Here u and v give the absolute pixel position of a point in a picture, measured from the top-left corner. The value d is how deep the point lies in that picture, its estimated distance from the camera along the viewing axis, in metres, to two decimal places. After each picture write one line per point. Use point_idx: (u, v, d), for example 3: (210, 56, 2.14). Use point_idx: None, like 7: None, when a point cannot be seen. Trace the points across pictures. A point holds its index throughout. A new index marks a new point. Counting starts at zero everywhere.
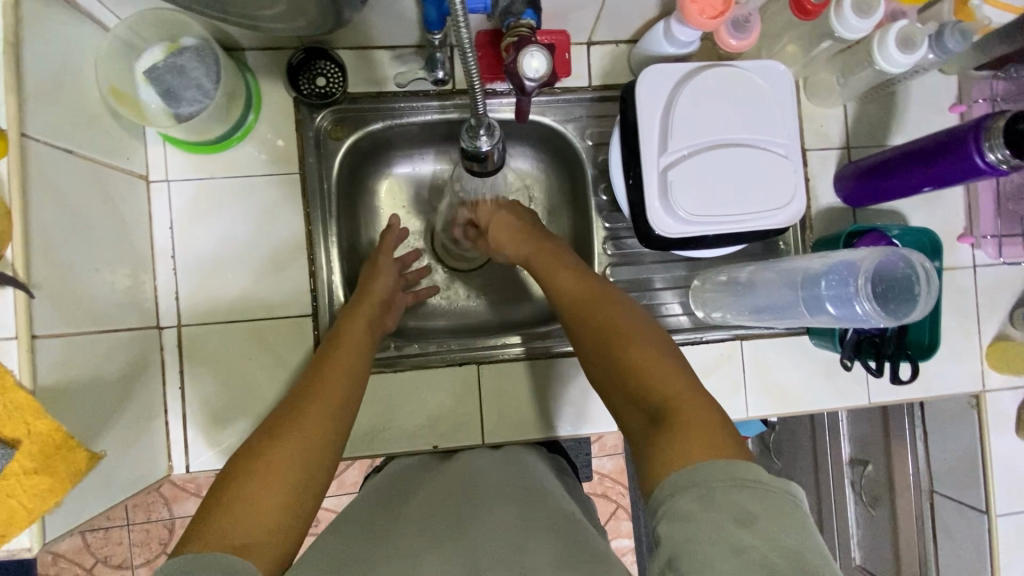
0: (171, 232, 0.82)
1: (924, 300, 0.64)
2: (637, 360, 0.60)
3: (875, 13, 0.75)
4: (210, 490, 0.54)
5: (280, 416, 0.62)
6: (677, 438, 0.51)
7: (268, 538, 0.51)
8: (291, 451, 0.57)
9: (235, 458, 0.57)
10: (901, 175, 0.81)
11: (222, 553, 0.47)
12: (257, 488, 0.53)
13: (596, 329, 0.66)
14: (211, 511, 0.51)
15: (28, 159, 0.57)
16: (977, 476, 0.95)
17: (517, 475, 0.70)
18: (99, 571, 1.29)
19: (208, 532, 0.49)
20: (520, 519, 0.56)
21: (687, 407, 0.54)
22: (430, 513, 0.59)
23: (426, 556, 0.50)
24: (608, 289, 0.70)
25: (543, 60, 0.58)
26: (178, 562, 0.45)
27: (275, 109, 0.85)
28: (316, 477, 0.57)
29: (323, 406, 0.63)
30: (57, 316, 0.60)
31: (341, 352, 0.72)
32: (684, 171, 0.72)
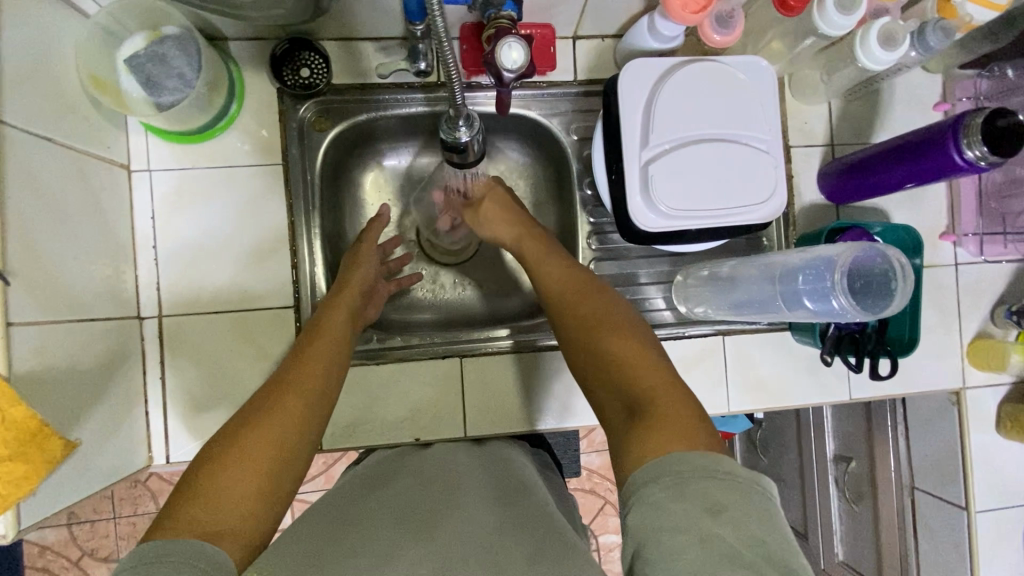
0: (153, 223, 0.82)
1: (900, 295, 0.65)
2: (623, 353, 0.62)
3: (858, 9, 0.74)
4: (181, 478, 0.54)
5: (255, 404, 0.61)
6: (656, 430, 0.52)
7: (242, 524, 0.51)
8: (267, 438, 0.57)
9: (208, 446, 0.57)
10: (882, 172, 0.81)
11: (193, 540, 0.47)
12: (232, 475, 0.53)
13: (583, 323, 0.68)
14: (183, 498, 0.51)
15: (4, 145, 0.57)
16: (957, 472, 0.95)
17: (497, 470, 0.70)
18: (85, 563, 1.29)
19: (179, 518, 0.48)
20: (497, 513, 0.56)
21: (665, 401, 0.56)
22: (404, 502, 0.59)
23: (403, 546, 0.50)
24: (596, 284, 0.72)
25: (521, 51, 0.58)
26: (146, 551, 0.45)
27: (259, 100, 0.84)
28: (292, 465, 0.58)
29: (300, 394, 0.63)
30: (33, 304, 0.60)
31: (318, 341, 0.71)
32: (665, 165, 0.72)
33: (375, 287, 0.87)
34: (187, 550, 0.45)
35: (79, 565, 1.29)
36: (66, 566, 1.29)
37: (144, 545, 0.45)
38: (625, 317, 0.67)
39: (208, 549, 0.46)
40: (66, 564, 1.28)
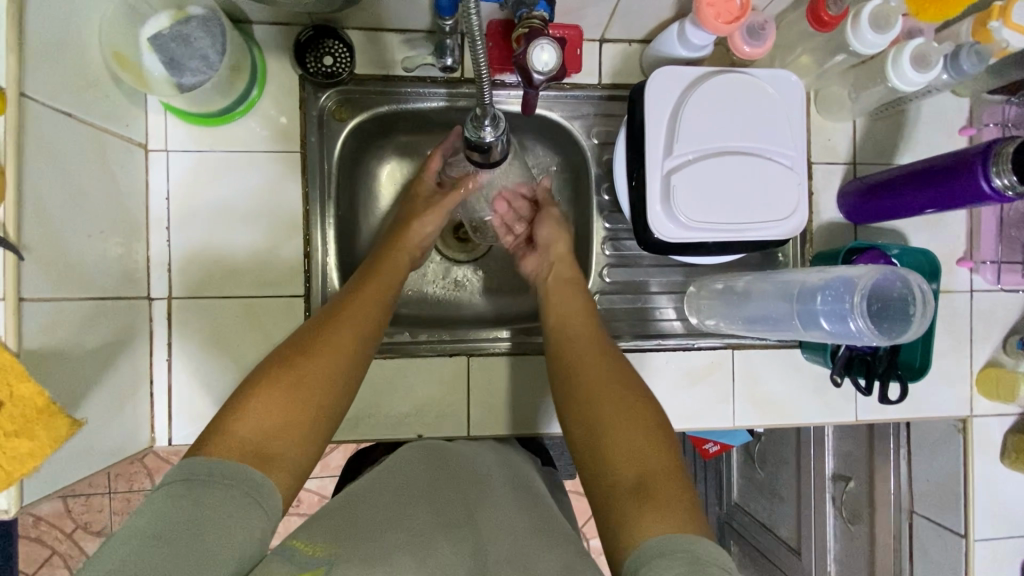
0: (167, 203, 0.82)
1: (918, 321, 0.64)
2: (634, 418, 0.61)
3: (892, 29, 0.74)
4: (238, 389, 0.58)
5: (312, 331, 0.63)
6: (661, 508, 0.53)
7: (289, 452, 0.55)
8: (322, 371, 0.59)
9: (267, 360, 0.60)
10: (908, 193, 0.80)
11: (244, 464, 0.51)
12: (287, 401, 0.56)
13: (592, 378, 0.66)
14: (241, 411, 0.55)
15: (25, 118, 0.57)
16: (958, 499, 0.95)
17: (518, 477, 0.70)
18: (78, 536, 1.29)
19: (232, 439, 0.53)
20: (522, 521, 0.57)
21: (673, 480, 0.56)
22: (436, 490, 0.59)
23: (440, 542, 0.50)
24: (606, 344, 0.72)
25: (553, 53, 0.58)
26: (197, 465, 0.49)
27: (280, 86, 0.84)
28: (342, 398, 0.61)
29: (352, 326, 0.64)
30: (45, 280, 0.59)
31: (378, 277, 0.72)
32: (689, 175, 0.71)
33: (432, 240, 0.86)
34: (233, 475, 0.50)
35: (72, 538, 1.29)
36: (59, 537, 1.29)
37: (195, 459, 0.50)
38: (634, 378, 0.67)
39: (253, 477, 0.50)
40: (59, 535, 1.29)
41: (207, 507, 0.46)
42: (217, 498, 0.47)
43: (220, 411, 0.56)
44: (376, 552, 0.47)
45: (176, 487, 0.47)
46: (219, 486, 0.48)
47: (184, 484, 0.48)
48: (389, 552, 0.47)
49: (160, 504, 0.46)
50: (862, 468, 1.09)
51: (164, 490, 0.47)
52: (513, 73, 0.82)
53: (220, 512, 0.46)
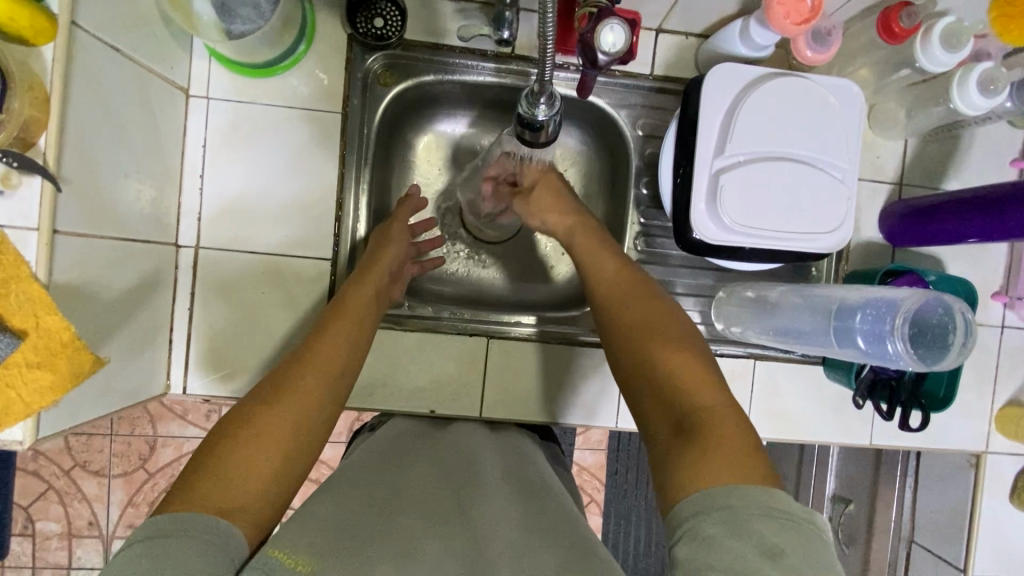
0: (203, 152, 0.81)
1: (957, 350, 0.62)
2: (681, 364, 0.59)
3: (964, 48, 0.71)
4: (197, 449, 0.54)
5: (274, 380, 0.60)
6: (708, 450, 0.51)
7: (255, 504, 0.51)
8: (283, 422, 0.56)
9: (227, 416, 0.56)
10: (953, 222, 0.78)
11: (207, 516, 0.47)
12: (249, 454, 0.53)
13: (629, 327, 0.65)
14: (202, 468, 0.51)
15: (74, 47, 0.55)
16: (961, 534, 0.94)
17: (519, 465, 0.70)
18: (75, 474, 1.29)
19: (193, 492, 0.49)
20: (523, 519, 0.56)
21: (717, 419, 0.54)
22: (430, 488, 0.60)
23: (427, 544, 0.50)
24: (647, 286, 0.69)
25: (620, 34, 0.58)
26: (156, 523, 0.45)
27: (328, 43, 0.82)
28: (307, 448, 0.57)
29: (321, 369, 0.61)
30: (80, 215, 0.59)
31: (346, 314, 0.69)
32: (739, 177, 0.69)
33: (401, 270, 0.83)
34: (195, 526, 0.46)
35: (69, 475, 1.29)
36: (56, 473, 1.29)
37: (158, 517, 0.46)
38: (675, 320, 0.64)
39: (220, 526, 0.47)
40: (56, 471, 1.28)
41: (171, 560, 0.43)
42: (178, 550, 0.43)
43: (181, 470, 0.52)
44: (361, 559, 0.47)
45: (134, 549, 0.43)
46: (179, 539, 0.44)
47: (146, 542, 0.44)
48: (373, 560, 0.47)
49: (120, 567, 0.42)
50: (863, 492, 1.08)
51: (125, 555, 0.43)
52: (577, 57, 0.82)
53: (182, 565, 0.43)
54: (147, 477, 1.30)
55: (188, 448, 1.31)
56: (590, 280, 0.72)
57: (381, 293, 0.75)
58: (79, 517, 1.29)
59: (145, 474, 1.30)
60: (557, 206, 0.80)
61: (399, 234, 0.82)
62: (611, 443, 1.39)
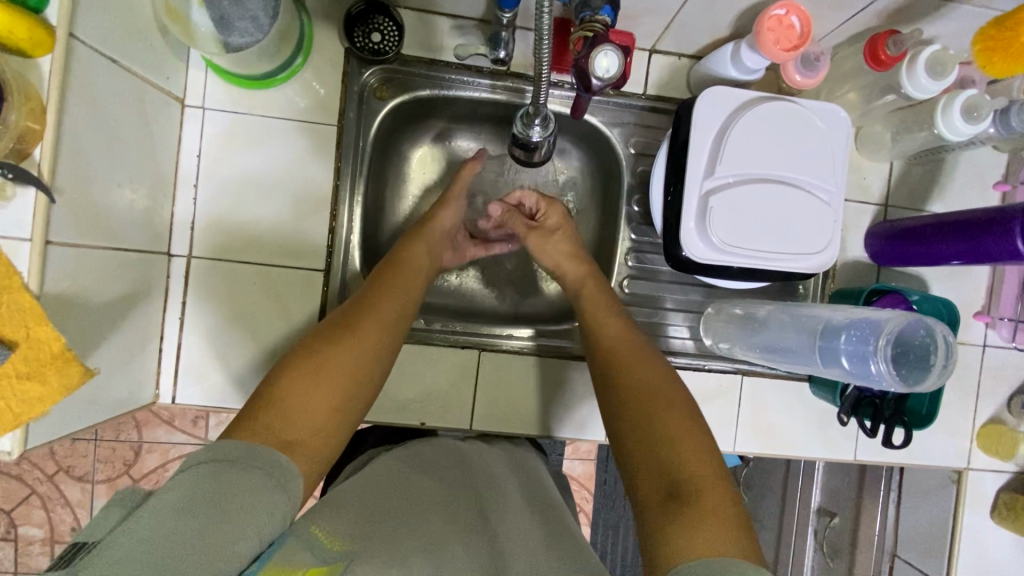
0: (198, 160, 0.81)
1: (938, 370, 0.64)
2: (677, 432, 0.60)
3: (948, 76, 0.73)
4: (265, 380, 0.58)
5: (336, 323, 0.63)
6: (700, 524, 0.53)
7: (314, 440, 0.55)
8: (342, 363, 0.59)
9: (293, 353, 0.60)
10: (936, 245, 0.80)
11: (268, 447, 0.51)
12: (311, 389, 0.57)
13: (631, 386, 0.66)
14: (267, 398, 0.55)
15: (71, 59, 0.56)
16: (943, 550, 0.95)
17: (530, 478, 0.73)
18: (58, 479, 1.27)
19: (257, 422, 0.53)
20: (539, 538, 0.58)
21: (710, 491, 0.56)
22: (451, 494, 0.64)
23: (455, 550, 0.54)
24: (646, 348, 0.71)
25: (615, 59, 0.58)
26: (226, 448, 0.49)
27: (325, 56, 0.83)
28: (364, 388, 0.60)
29: (378, 322, 0.64)
30: (73, 225, 0.59)
31: (398, 276, 0.71)
32: (727, 199, 0.71)
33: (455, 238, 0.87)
34: (261, 459, 0.50)
35: (53, 480, 1.27)
36: (40, 478, 1.27)
37: (223, 443, 0.50)
38: (674, 386, 0.65)
39: (280, 461, 0.50)
40: (40, 476, 1.27)
41: (233, 488, 0.46)
42: (245, 479, 0.48)
43: (249, 399, 0.56)
44: (396, 557, 0.51)
45: (199, 469, 0.47)
46: (247, 468, 0.48)
47: (214, 464, 0.48)
48: (407, 557, 0.52)
49: (193, 479, 0.46)
50: (848, 506, 1.09)
51: (190, 472, 0.47)
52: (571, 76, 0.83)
53: (246, 493, 0.47)
54: (132, 483, 1.29)
55: (174, 455, 1.30)
56: (594, 334, 0.74)
57: (432, 253, 0.79)
58: (62, 522, 1.28)
59: (130, 480, 1.29)
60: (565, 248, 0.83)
61: (455, 205, 0.84)
62: (600, 453, 1.40)
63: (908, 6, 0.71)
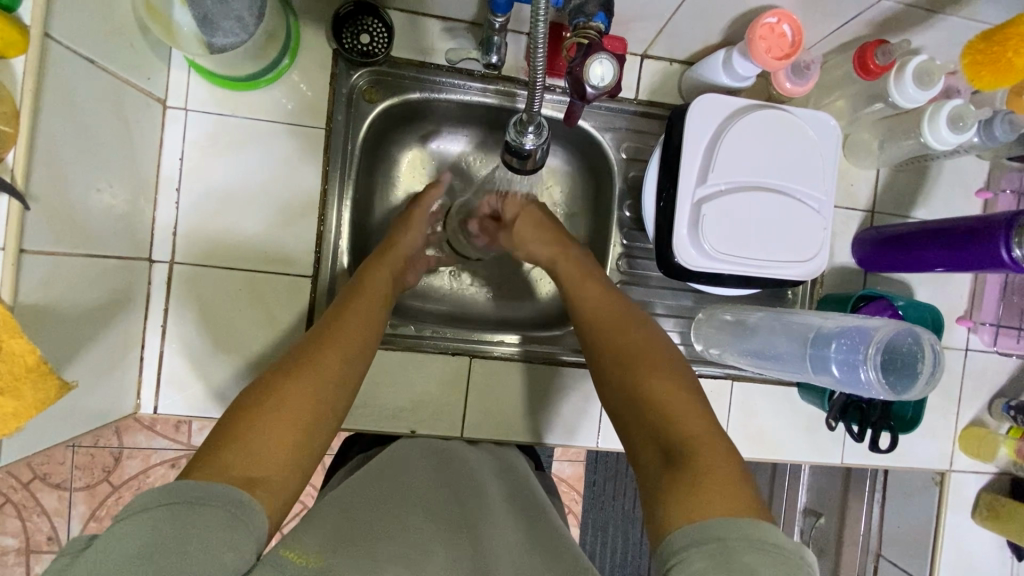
0: (180, 164, 0.78)
1: (925, 377, 0.65)
2: (670, 392, 0.60)
3: (935, 86, 0.74)
4: (222, 419, 0.55)
5: (294, 356, 0.61)
6: (697, 480, 0.51)
7: (279, 478, 0.52)
8: (302, 396, 0.57)
9: (249, 391, 0.57)
10: (922, 251, 0.81)
11: (230, 487, 0.48)
12: (273, 423, 0.54)
13: (621, 354, 0.66)
14: (226, 437, 0.52)
15: (46, 58, 0.53)
16: (925, 549, 0.97)
17: (515, 485, 0.71)
18: (34, 487, 1.23)
19: (216, 461, 0.50)
20: (527, 545, 0.56)
21: (705, 449, 0.55)
22: (435, 499, 0.62)
23: (435, 554, 0.52)
24: (631, 313, 0.71)
25: (609, 68, 0.58)
26: (180, 488, 0.46)
27: (312, 57, 0.81)
28: (325, 422, 0.58)
29: (340, 349, 0.63)
30: (48, 232, 0.56)
31: (361, 299, 0.70)
32: (719, 207, 0.71)
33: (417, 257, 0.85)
34: (223, 496, 0.47)
35: (28, 488, 1.23)
36: (14, 486, 1.23)
37: (181, 483, 0.47)
38: (663, 350, 0.66)
39: (242, 497, 0.48)
40: (14, 484, 1.23)
41: (192, 529, 0.43)
42: (203, 517, 0.44)
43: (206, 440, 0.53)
44: (370, 561, 0.48)
45: (156, 512, 0.43)
46: (207, 508, 0.45)
47: (167, 508, 0.44)
48: (382, 561, 0.49)
49: (144, 528, 0.42)
50: (834, 506, 1.11)
51: (143, 517, 0.43)
52: (564, 81, 0.82)
53: (207, 534, 0.43)
54: (112, 490, 1.25)
55: (156, 461, 1.26)
56: (578, 307, 0.74)
57: (393, 280, 0.77)
58: (39, 532, 1.24)
59: (109, 488, 1.25)
60: (538, 227, 0.83)
61: (418, 223, 0.84)
62: (589, 454, 1.40)
63: (898, 17, 0.72)
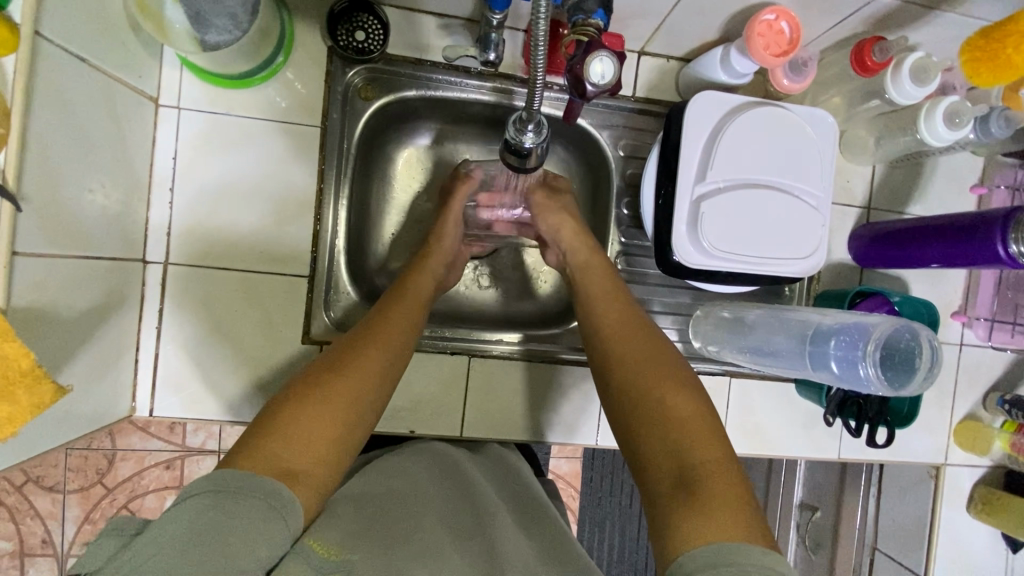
0: (174, 163, 0.77)
1: (922, 374, 0.65)
2: (684, 415, 0.59)
3: (931, 83, 0.74)
4: (266, 407, 0.55)
5: (339, 351, 0.61)
6: (711, 508, 0.52)
7: (317, 471, 0.51)
8: (348, 392, 0.56)
9: (294, 382, 0.57)
10: (918, 248, 0.81)
11: (269, 478, 0.48)
12: (315, 418, 0.53)
13: (637, 369, 0.64)
14: (268, 426, 0.52)
15: (37, 57, 0.52)
16: (921, 542, 0.98)
17: (519, 492, 0.71)
18: (26, 490, 1.22)
19: (258, 449, 0.50)
20: (536, 547, 0.57)
21: (718, 476, 0.55)
22: (447, 501, 0.62)
23: (451, 554, 0.52)
24: (645, 325, 0.69)
25: (610, 66, 0.58)
26: (226, 475, 0.47)
27: (307, 55, 0.80)
28: (366, 418, 0.58)
29: (382, 347, 0.62)
30: (40, 233, 0.55)
31: (401, 301, 0.70)
32: (718, 204, 0.71)
33: (456, 254, 0.85)
34: (262, 486, 0.47)
35: (20, 492, 1.22)
36: (7, 490, 1.21)
37: (221, 472, 0.47)
38: (679, 366, 0.64)
39: (281, 489, 0.47)
40: (6, 488, 1.21)
41: (231, 519, 0.44)
42: (244, 506, 0.45)
43: (247, 429, 0.53)
44: (392, 561, 0.49)
45: (199, 497, 0.45)
46: (247, 496, 0.46)
47: (211, 494, 0.45)
48: (404, 561, 0.50)
49: (188, 514, 0.44)
50: (830, 500, 1.12)
51: (190, 501, 0.44)
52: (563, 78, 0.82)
53: (245, 525, 0.44)
54: (106, 492, 1.24)
55: (150, 462, 1.25)
56: (592, 317, 0.72)
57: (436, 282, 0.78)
58: (32, 535, 1.23)
59: (103, 490, 1.24)
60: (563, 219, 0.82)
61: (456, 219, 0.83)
62: (586, 450, 1.40)
63: (894, 14, 0.72)
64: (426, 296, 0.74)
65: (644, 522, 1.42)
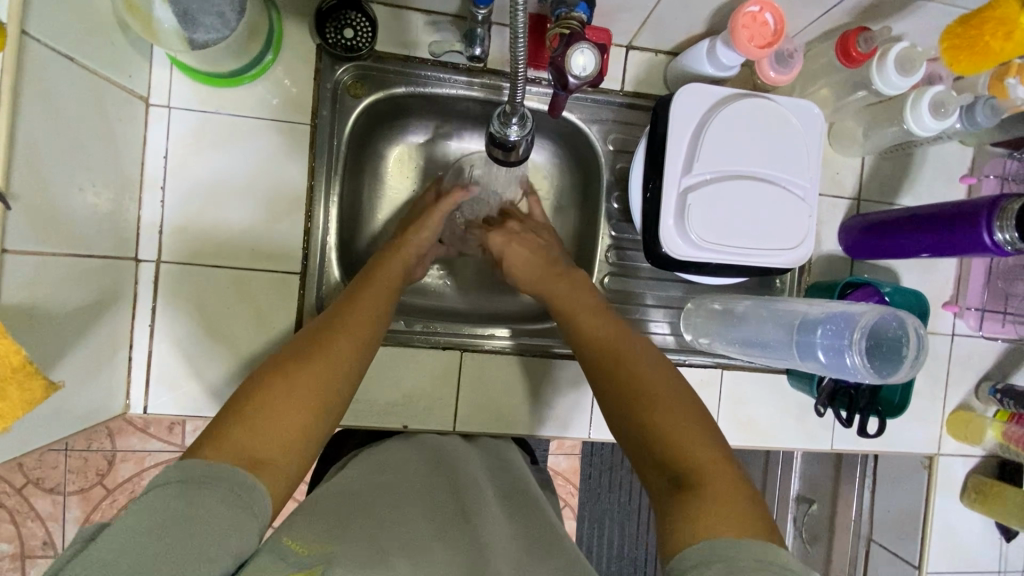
0: (165, 162, 0.78)
1: (910, 361, 0.65)
2: (681, 429, 0.59)
3: (915, 73, 0.74)
4: (233, 397, 0.55)
5: (308, 338, 0.61)
6: (709, 512, 0.52)
7: (282, 459, 0.52)
8: (313, 379, 0.56)
9: (264, 369, 0.57)
10: (907, 238, 0.81)
11: (234, 468, 0.48)
12: (281, 406, 0.54)
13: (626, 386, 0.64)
14: (237, 415, 0.52)
15: (24, 56, 0.52)
16: (915, 533, 0.98)
17: (508, 478, 0.71)
18: (27, 492, 1.22)
19: (224, 439, 0.50)
20: (517, 533, 0.58)
21: (718, 483, 0.54)
22: (434, 492, 0.62)
23: (436, 544, 0.53)
24: (632, 342, 0.69)
25: (591, 58, 0.59)
26: (192, 466, 0.47)
27: (297, 52, 0.81)
28: (335, 406, 0.58)
29: (352, 335, 0.62)
30: (30, 231, 0.55)
31: (371, 289, 0.69)
32: (705, 196, 0.71)
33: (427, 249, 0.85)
34: (227, 476, 0.48)
35: (21, 494, 1.22)
36: (7, 492, 1.22)
37: (188, 461, 0.48)
38: (670, 381, 0.63)
39: (247, 476, 0.48)
40: (6, 490, 1.22)
41: (200, 508, 0.45)
42: (212, 497, 0.46)
43: (215, 417, 0.53)
44: (374, 551, 0.49)
45: (166, 489, 0.45)
46: (212, 487, 0.46)
47: (177, 484, 0.46)
48: (387, 552, 0.50)
49: (156, 506, 0.44)
50: (826, 492, 1.12)
51: (157, 492, 0.45)
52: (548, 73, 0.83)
53: (212, 515, 0.45)
54: (106, 493, 1.25)
55: (150, 463, 1.26)
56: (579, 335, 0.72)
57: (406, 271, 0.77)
58: (33, 536, 1.23)
59: (104, 491, 1.25)
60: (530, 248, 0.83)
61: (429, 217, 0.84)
62: (584, 446, 1.40)
63: (879, 4, 0.72)
64: (396, 283, 0.73)
65: (643, 517, 1.42)
